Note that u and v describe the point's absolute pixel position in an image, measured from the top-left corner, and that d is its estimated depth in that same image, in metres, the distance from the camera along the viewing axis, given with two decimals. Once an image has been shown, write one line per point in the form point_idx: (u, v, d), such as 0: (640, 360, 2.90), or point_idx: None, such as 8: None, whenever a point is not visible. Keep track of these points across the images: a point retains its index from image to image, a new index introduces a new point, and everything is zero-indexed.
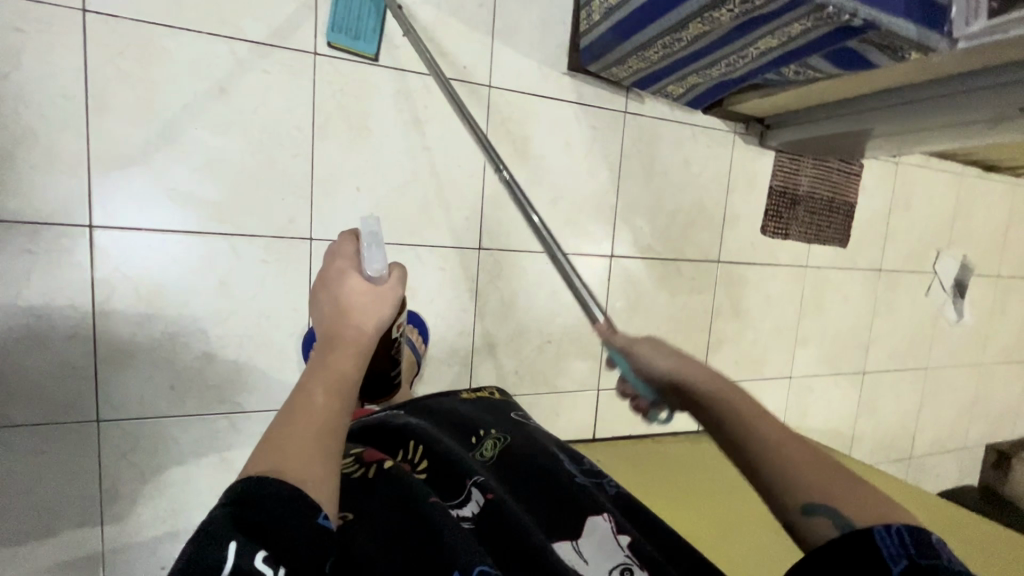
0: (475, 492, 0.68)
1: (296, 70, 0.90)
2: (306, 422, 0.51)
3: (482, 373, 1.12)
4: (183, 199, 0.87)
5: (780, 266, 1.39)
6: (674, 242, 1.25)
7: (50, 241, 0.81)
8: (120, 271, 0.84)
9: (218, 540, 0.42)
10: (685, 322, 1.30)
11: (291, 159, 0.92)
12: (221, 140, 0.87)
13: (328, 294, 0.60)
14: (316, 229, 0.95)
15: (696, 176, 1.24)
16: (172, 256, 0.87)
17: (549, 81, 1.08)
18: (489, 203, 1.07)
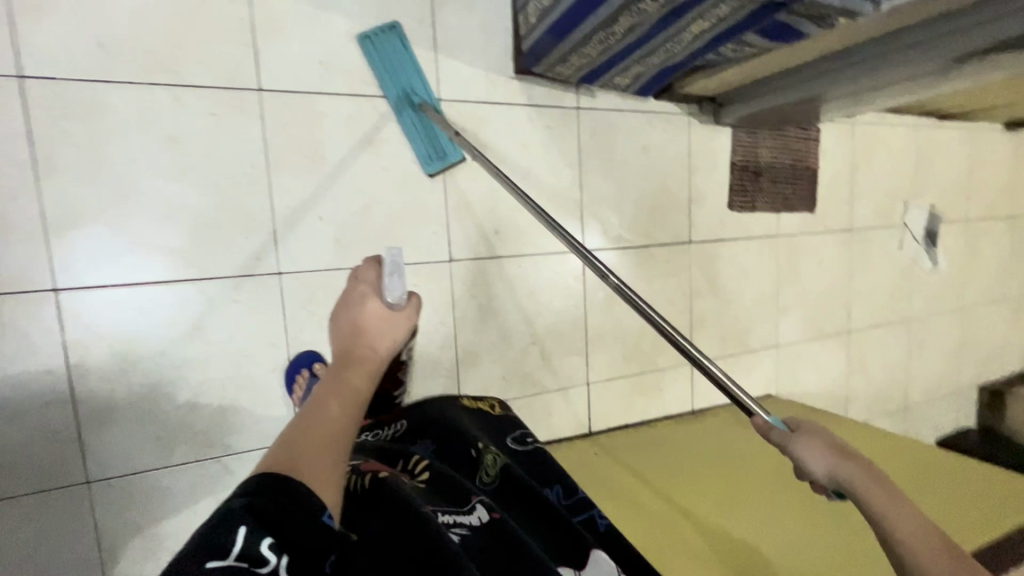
0: (479, 507, 0.71)
1: (242, 108, 0.90)
2: (319, 428, 0.56)
3: (469, 383, 1.12)
4: (146, 250, 0.87)
5: (752, 238, 1.41)
6: (644, 229, 1.26)
7: (17, 310, 0.80)
8: (90, 329, 0.84)
9: (229, 525, 0.48)
10: (665, 305, 1.31)
11: (248, 196, 0.92)
12: (176, 186, 0.87)
13: (348, 313, 0.67)
14: (284, 263, 0.95)
15: (657, 161, 1.25)
16: (141, 308, 0.87)
17: (498, 87, 1.09)
18: (454, 214, 1.08)
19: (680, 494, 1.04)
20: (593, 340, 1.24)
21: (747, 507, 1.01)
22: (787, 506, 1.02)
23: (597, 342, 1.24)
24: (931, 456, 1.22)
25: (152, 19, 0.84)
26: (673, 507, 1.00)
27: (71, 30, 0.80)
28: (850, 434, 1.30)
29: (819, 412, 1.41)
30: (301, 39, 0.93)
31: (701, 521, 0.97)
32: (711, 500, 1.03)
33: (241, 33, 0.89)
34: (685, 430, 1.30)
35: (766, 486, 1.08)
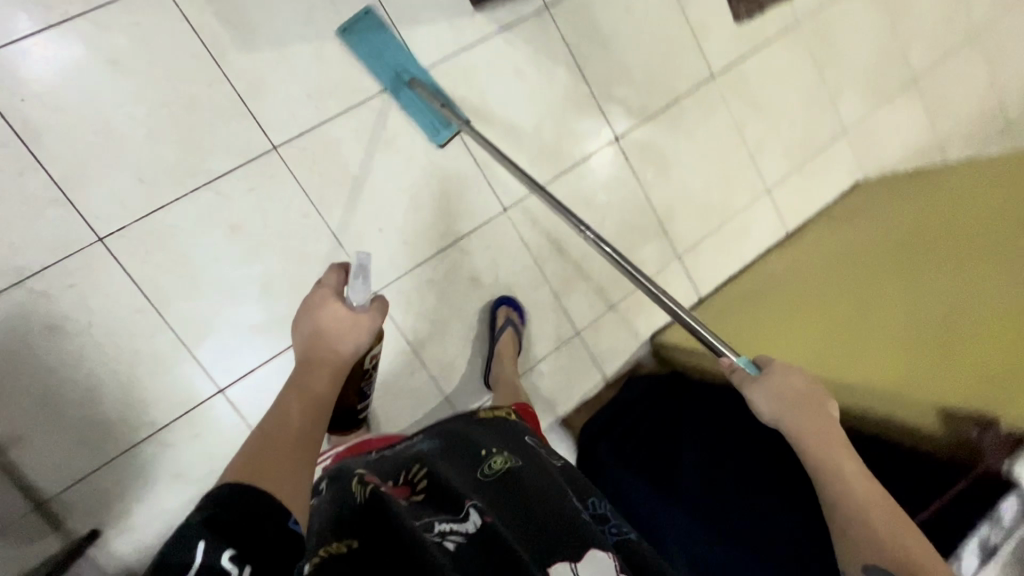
0: (472, 512, 0.52)
1: (268, 170, 0.96)
2: (281, 438, 0.49)
3: (572, 310, 1.17)
4: (266, 328, 0.97)
5: (773, 39, 1.31)
6: (664, 92, 1.22)
7: (194, 423, 0.94)
8: (264, 408, 0.98)
9: (187, 541, 0.38)
10: (719, 150, 1.27)
11: (317, 241, 0.99)
12: (258, 265, 0.96)
13: (306, 318, 0.59)
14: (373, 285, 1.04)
15: (645, 20, 1.19)
16: (290, 374, 0.99)
17: (467, 35, 1.07)
18: (487, 168, 1.09)
19: (814, 335, 0.97)
20: (664, 216, 1.24)
21: (883, 316, 0.91)
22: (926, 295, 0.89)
23: (669, 215, 1.24)
24: None
25: (164, 136, 0.91)
26: (809, 353, 0.95)
27: (109, 181, 0.89)
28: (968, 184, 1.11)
29: (920, 175, 1.27)
30: (280, 85, 0.96)
31: (843, 355, 0.90)
32: (844, 325, 0.95)
33: (232, 106, 0.94)
34: (795, 263, 1.23)
35: (895, 283, 0.95)
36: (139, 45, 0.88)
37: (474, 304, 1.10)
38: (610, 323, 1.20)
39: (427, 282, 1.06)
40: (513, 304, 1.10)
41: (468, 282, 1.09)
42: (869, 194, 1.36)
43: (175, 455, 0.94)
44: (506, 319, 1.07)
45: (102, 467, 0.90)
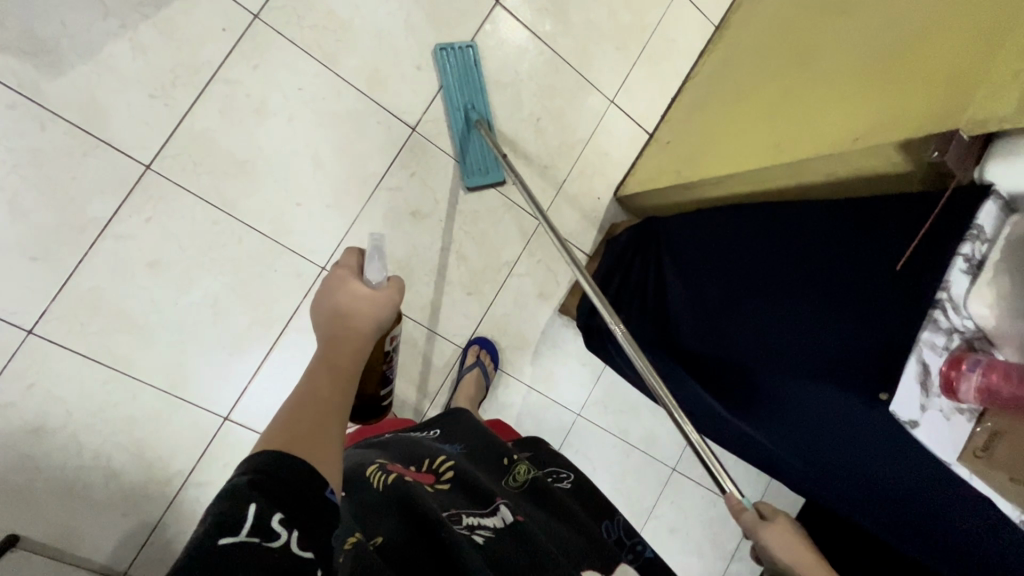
0: (502, 509, 0.65)
1: (156, 196, 0.92)
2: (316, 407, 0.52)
3: (511, 324, 1.18)
4: (184, 365, 0.96)
5: (708, 15, 1.28)
6: (594, 109, 1.21)
7: (147, 465, 0.95)
8: (183, 447, 0.97)
9: (238, 500, 0.41)
10: (639, 109, 1.25)
11: (237, 264, 0.98)
12: (175, 299, 0.95)
13: (327, 299, 0.62)
14: (302, 305, 1.03)
15: (574, 37, 1.17)
16: (212, 410, 0.99)
17: (390, 39, 1.04)
18: (420, 174, 1.08)
19: None
20: (605, 224, 1.24)
21: (757, 175, 0.84)
22: (801, 134, 0.77)
23: (607, 221, 1.25)
24: None
25: (71, 198, 0.88)
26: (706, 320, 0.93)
27: None
28: None
29: None
30: (157, 90, 0.91)
31: None
32: None
33: (85, 122, 0.88)
34: (663, 145, 1.18)
35: (755, 136, 0.87)
36: (33, 101, 0.85)
37: (415, 317, 1.10)
38: (556, 324, 1.22)
39: None
40: (487, 344, 1.15)
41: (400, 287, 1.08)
42: (752, 10, 1.15)
43: (145, 503, 0.94)
44: (476, 358, 1.12)
45: (78, 524, 0.90)
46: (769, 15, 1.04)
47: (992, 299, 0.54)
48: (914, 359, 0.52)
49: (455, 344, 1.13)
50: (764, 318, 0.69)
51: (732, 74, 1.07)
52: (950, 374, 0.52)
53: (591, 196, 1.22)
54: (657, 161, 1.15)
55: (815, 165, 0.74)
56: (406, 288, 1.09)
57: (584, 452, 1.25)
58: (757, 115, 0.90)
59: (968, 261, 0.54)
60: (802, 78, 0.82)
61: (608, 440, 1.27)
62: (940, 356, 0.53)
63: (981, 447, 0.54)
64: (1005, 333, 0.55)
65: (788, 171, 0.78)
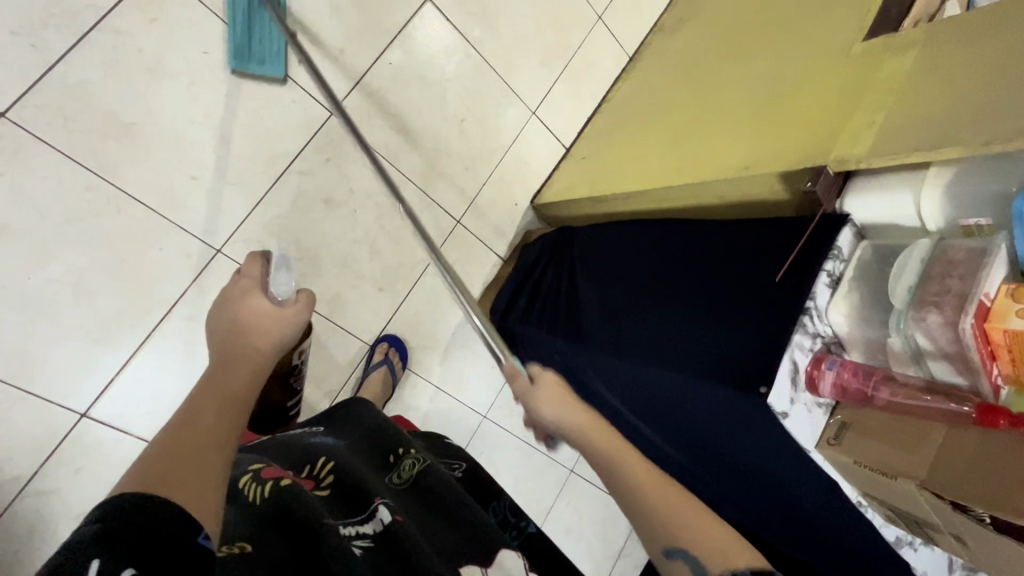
0: (382, 509, 0.62)
1: (10, 148, 0.79)
2: (203, 430, 0.49)
3: (422, 323, 1.16)
4: (28, 351, 0.82)
5: (623, 45, 1.38)
6: (515, 118, 1.24)
7: None
8: (20, 444, 0.82)
9: (79, 555, 0.38)
10: (557, 122, 1.30)
11: (109, 237, 0.86)
12: (24, 272, 0.81)
13: (227, 312, 0.63)
14: (189, 289, 0.92)
15: (501, 46, 1.20)
16: (63, 403, 0.85)
17: (312, 16, 0.99)
18: (335, 159, 1.03)
19: None
20: (519, 230, 1.27)
21: (664, 193, 0.90)
22: (706, 158, 0.84)
23: (521, 226, 1.28)
24: None
25: None
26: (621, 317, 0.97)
27: None
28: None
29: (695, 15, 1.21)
30: (24, 29, 0.79)
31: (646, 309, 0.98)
32: None
33: None
34: (582, 158, 1.23)
35: (665, 156, 0.94)
36: None
37: (320, 310, 1.04)
38: (466, 324, 1.21)
39: None
40: (395, 341, 1.11)
41: (304, 277, 1.02)
42: (666, 45, 1.25)
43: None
44: (384, 355, 1.08)
45: None
46: (676, 58, 1.16)
47: (847, 311, 0.63)
48: (784, 357, 0.61)
49: (361, 341, 1.09)
50: (665, 322, 0.76)
51: (640, 104, 1.17)
52: (813, 372, 0.62)
53: (508, 200, 1.25)
54: (574, 174, 1.21)
55: (717, 188, 0.81)
56: (311, 278, 1.03)
57: (488, 454, 1.26)
58: (668, 137, 0.97)
59: (830, 276, 0.64)
60: (704, 112, 0.92)
61: (511, 442, 1.29)
62: (806, 356, 0.63)
63: (832, 436, 0.64)
64: (856, 335, 0.64)
65: (694, 191, 0.85)
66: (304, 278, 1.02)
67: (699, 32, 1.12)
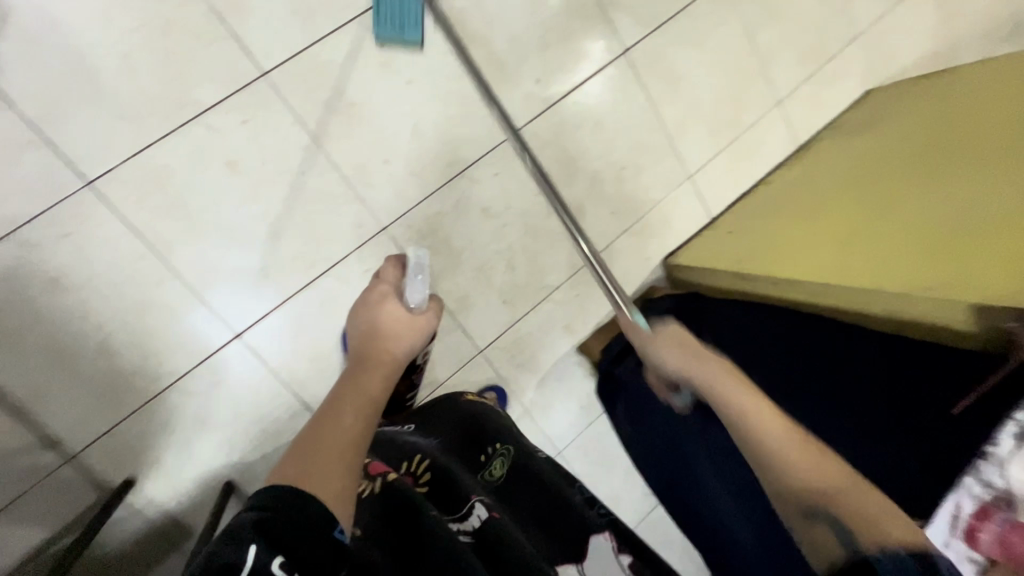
0: (478, 506, 0.78)
1: (260, 104, 0.92)
2: (332, 436, 0.64)
3: (531, 345, 1.19)
4: (215, 273, 0.94)
5: (793, 133, 1.37)
6: (671, 177, 1.27)
7: (143, 356, 0.91)
8: (183, 348, 0.93)
9: (242, 543, 0.52)
10: (709, 191, 1.31)
11: (306, 195, 0.97)
12: (236, 206, 0.93)
13: (369, 315, 0.83)
14: (351, 253, 1.01)
15: (677, 108, 1.24)
16: (226, 323, 0.95)
17: (521, 44, 1.08)
18: (504, 172, 1.10)
19: None
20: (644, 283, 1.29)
21: (780, 284, 0.95)
22: (837, 264, 0.88)
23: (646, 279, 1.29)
24: None
25: (181, 76, 0.87)
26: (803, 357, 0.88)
27: (94, 69, 0.83)
28: (954, 117, 1.05)
29: (861, 134, 1.25)
30: (301, 8, 0.92)
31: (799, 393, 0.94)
32: None
33: (222, 10, 0.88)
34: (717, 235, 1.26)
35: (797, 251, 0.98)
36: None
37: (448, 305, 1.10)
38: (569, 358, 1.24)
39: None
40: (503, 354, 1.16)
41: (446, 271, 1.09)
42: (830, 152, 1.27)
43: (129, 392, 0.91)
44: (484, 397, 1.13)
45: (50, 390, 0.86)
46: (858, 161, 1.14)
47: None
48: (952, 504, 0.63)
49: (474, 346, 1.14)
50: None
51: (790, 197, 1.20)
52: (977, 525, 0.63)
53: (642, 252, 1.27)
54: (716, 244, 1.22)
55: (839, 288, 0.84)
56: (451, 274, 1.10)
57: None
58: (810, 234, 1.00)
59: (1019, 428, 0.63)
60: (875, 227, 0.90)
61: None
62: (972, 504, 0.64)
63: None
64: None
65: (818, 287, 0.88)
66: (445, 271, 1.09)
67: (873, 146, 1.15)
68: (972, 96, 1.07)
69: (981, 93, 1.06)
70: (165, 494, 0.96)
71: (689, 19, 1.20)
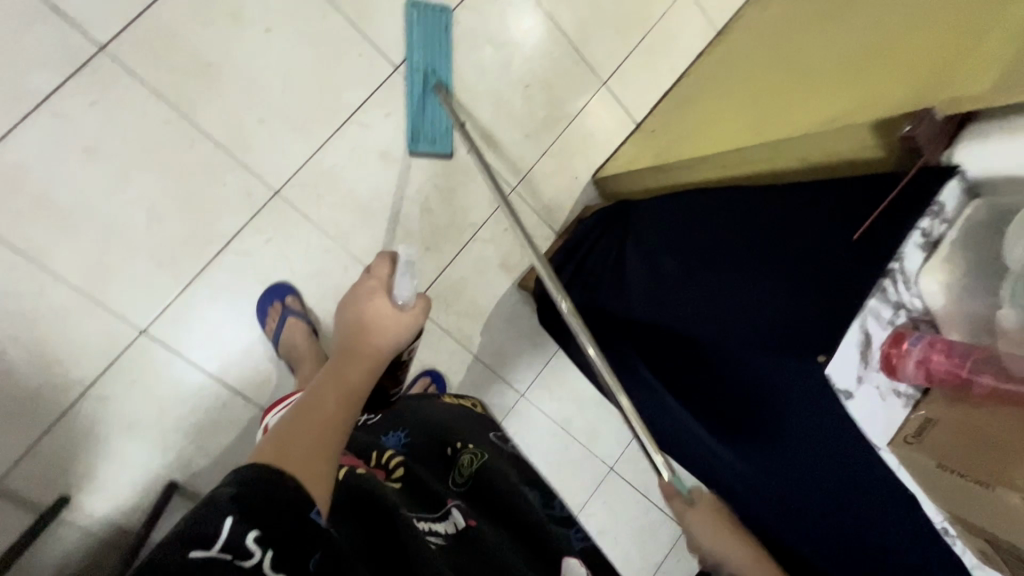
0: (454, 513, 0.70)
1: (104, 80, 0.85)
2: (318, 416, 0.57)
3: (467, 290, 1.13)
4: (101, 271, 0.88)
5: (709, 18, 1.28)
6: (583, 87, 1.19)
7: (44, 369, 0.86)
8: (86, 353, 0.89)
9: (214, 515, 0.45)
10: (628, 96, 1.24)
11: (182, 172, 0.91)
12: (105, 195, 0.87)
13: (357, 309, 0.72)
14: (246, 225, 0.96)
15: (576, 11, 1.15)
16: (126, 320, 0.90)
17: None
18: (396, 113, 1.03)
19: None
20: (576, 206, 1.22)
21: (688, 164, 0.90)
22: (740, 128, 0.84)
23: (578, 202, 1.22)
24: None
25: (7, 65, 0.80)
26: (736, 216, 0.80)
27: None
28: None
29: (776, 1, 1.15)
30: None
31: None
32: None
33: None
34: (641, 140, 1.19)
35: (708, 127, 0.93)
36: None
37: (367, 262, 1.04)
38: (512, 296, 1.18)
39: (318, 239, 1.01)
40: (438, 304, 1.11)
41: (356, 227, 1.03)
42: (744, 28, 1.18)
43: (38, 409, 0.86)
44: (422, 390, 1.09)
45: None
46: (765, 30, 1.06)
47: (942, 276, 0.61)
48: (859, 325, 0.58)
49: None
50: (710, 283, 0.74)
51: (707, 83, 1.11)
52: (890, 351, 0.59)
53: (567, 173, 1.20)
54: (640, 147, 1.15)
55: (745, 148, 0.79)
56: (362, 229, 1.03)
57: (522, 435, 1.24)
58: (722, 108, 0.94)
59: (925, 236, 0.61)
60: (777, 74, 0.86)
61: (546, 425, 1.26)
62: (884, 331, 0.60)
63: (912, 434, 0.62)
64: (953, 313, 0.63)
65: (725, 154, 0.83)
66: (355, 228, 1.03)
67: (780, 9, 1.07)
68: None
69: None
70: (104, 506, 0.92)
71: None
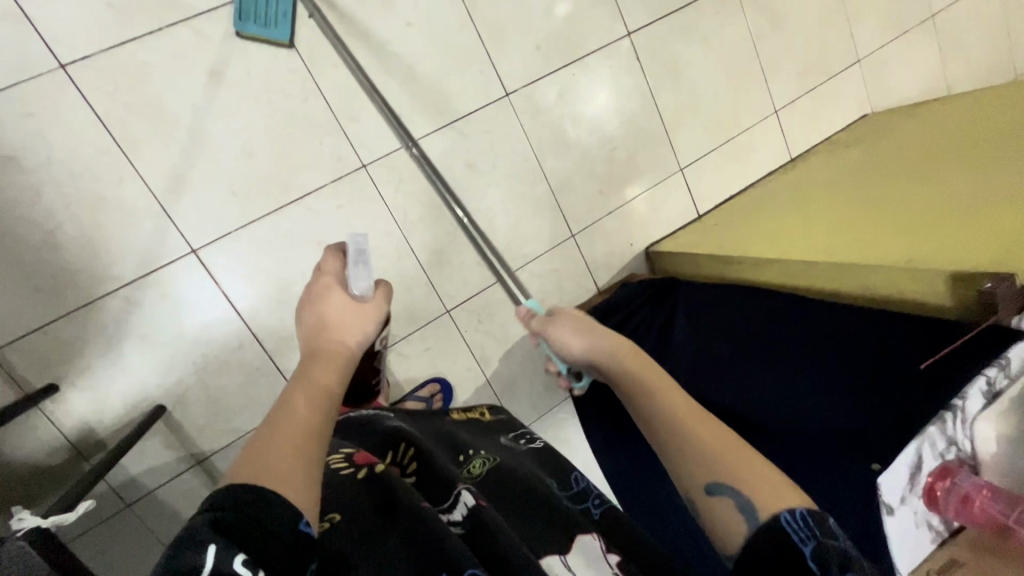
0: (464, 493, 0.55)
1: (252, 18, 0.91)
2: (287, 428, 0.47)
3: (499, 315, 1.15)
4: (177, 182, 0.90)
5: (787, 144, 1.38)
6: (662, 167, 1.26)
7: (88, 257, 0.86)
8: (133, 254, 0.89)
9: (196, 543, 0.38)
10: (698, 187, 1.31)
11: (286, 119, 0.95)
12: (210, 115, 0.90)
13: (312, 310, 0.61)
14: (325, 187, 0.98)
15: (674, 98, 1.24)
16: (182, 236, 0.91)
17: (526, 10, 1.08)
18: (492, 132, 1.09)
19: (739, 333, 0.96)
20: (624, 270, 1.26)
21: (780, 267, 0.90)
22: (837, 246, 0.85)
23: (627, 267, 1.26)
24: (1022, 106, 1.00)
25: None
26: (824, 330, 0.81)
27: None
28: (915, 137, 1.12)
29: (849, 149, 1.26)
30: None
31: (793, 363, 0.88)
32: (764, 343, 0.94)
33: None
34: (697, 232, 1.25)
35: (788, 236, 0.95)
36: None
37: (421, 257, 1.07)
38: None
39: (383, 221, 1.03)
40: (470, 318, 1.12)
41: (422, 222, 1.06)
42: (817, 164, 1.28)
43: (67, 293, 0.86)
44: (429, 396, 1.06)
45: None
46: (834, 171, 1.16)
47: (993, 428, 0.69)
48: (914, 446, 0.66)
49: (441, 305, 1.10)
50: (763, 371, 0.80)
51: (772, 198, 1.20)
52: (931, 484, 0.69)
53: (625, 238, 1.25)
54: (701, 235, 1.20)
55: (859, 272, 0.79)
56: (427, 225, 1.06)
57: None
58: (796, 224, 0.99)
59: (988, 387, 0.67)
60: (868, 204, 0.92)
61: None
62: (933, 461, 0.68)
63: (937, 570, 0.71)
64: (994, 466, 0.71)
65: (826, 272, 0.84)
66: (420, 223, 1.06)
67: (856, 158, 1.17)
68: (939, 122, 1.13)
69: (943, 119, 1.13)
70: (85, 408, 0.89)
71: (693, 15, 1.23)
